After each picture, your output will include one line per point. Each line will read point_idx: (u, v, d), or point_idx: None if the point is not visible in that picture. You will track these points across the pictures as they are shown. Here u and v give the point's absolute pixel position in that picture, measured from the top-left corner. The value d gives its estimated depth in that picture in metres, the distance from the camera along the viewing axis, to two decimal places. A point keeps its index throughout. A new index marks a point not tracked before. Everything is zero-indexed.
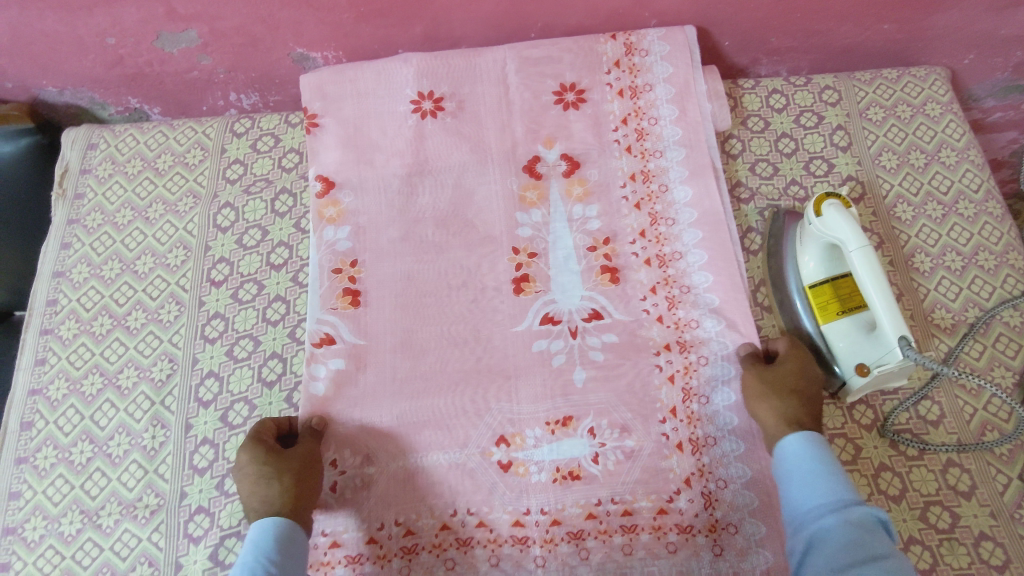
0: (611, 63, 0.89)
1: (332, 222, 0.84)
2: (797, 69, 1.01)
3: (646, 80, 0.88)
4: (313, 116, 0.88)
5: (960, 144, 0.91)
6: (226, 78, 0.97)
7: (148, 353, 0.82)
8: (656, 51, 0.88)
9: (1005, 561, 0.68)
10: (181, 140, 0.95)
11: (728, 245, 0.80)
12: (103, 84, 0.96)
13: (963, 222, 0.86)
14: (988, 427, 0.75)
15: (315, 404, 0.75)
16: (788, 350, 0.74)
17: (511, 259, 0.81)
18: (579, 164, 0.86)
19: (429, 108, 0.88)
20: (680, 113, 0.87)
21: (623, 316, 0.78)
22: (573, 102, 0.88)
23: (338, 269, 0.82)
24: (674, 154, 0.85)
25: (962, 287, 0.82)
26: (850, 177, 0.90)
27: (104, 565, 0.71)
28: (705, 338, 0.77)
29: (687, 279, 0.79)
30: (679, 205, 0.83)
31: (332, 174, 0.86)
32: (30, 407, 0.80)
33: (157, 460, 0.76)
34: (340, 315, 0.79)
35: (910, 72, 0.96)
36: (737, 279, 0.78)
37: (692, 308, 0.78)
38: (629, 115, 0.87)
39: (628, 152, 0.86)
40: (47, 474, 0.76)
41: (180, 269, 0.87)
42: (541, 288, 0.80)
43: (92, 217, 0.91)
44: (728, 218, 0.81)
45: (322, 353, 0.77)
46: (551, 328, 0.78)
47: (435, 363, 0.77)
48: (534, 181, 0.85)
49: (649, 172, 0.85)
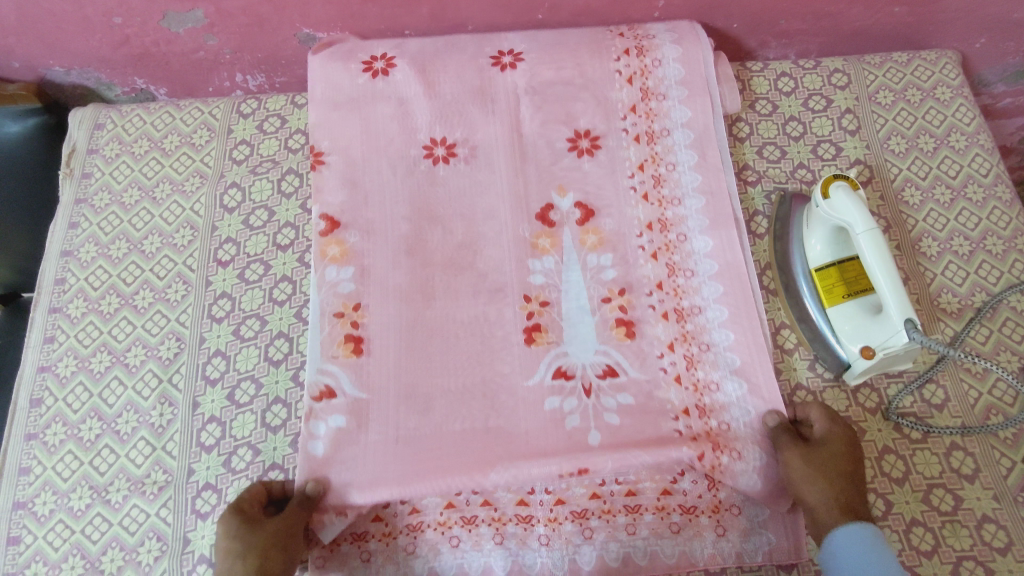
0: (626, 108, 0.86)
1: (335, 262, 0.79)
2: (806, 52, 1.00)
3: (663, 126, 0.86)
4: (319, 155, 0.84)
5: (970, 128, 0.90)
6: (232, 59, 0.96)
7: (155, 332, 0.82)
8: (674, 95, 0.87)
9: (1007, 544, 0.69)
10: (188, 120, 0.95)
11: (750, 302, 0.77)
12: (110, 64, 0.96)
13: (971, 207, 0.86)
14: (993, 411, 0.75)
15: (312, 466, 0.70)
16: (823, 421, 0.70)
17: (521, 308, 0.77)
18: (594, 213, 0.82)
19: (442, 154, 0.85)
20: (699, 159, 0.84)
21: (638, 374, 0.74)
22: (588, 149, 0.85)
23: (340, 314, 0.77)
24: (693, 202, 0.82)
25: (969, 272, 0.82)
26: (858, 161, 0.89)
27: (114, 539, 0.72)
28: (725, 402, 0.73)
29: (705, 336, 0.76)
30: (697, 256, 0.80)
31: (338, 214, 0.81)
32: (40, 384, 0.81)
33: (165, 437, 0.76)
34: (343, 365, 0.74)
35: (921, 56, 0.95)
36: (759, 338, 0.75)
37: (711, 368, 0.75)
38: (646, 162, 0.84)
39: (644, 200, 0.82)
40: (57, 450, 0.77)
41: (187, 249, 0.87)
42: (553, 339, 0.76)
43: (99, 196, 0.92)
44: (748, 271, 0.79)
45: (322, 409, 0.72)
46: (564, 383, 0.74)
47: (441, 423, 0.72)
48: (547, 230, 0.81)
49: (666, 222, 0.81)
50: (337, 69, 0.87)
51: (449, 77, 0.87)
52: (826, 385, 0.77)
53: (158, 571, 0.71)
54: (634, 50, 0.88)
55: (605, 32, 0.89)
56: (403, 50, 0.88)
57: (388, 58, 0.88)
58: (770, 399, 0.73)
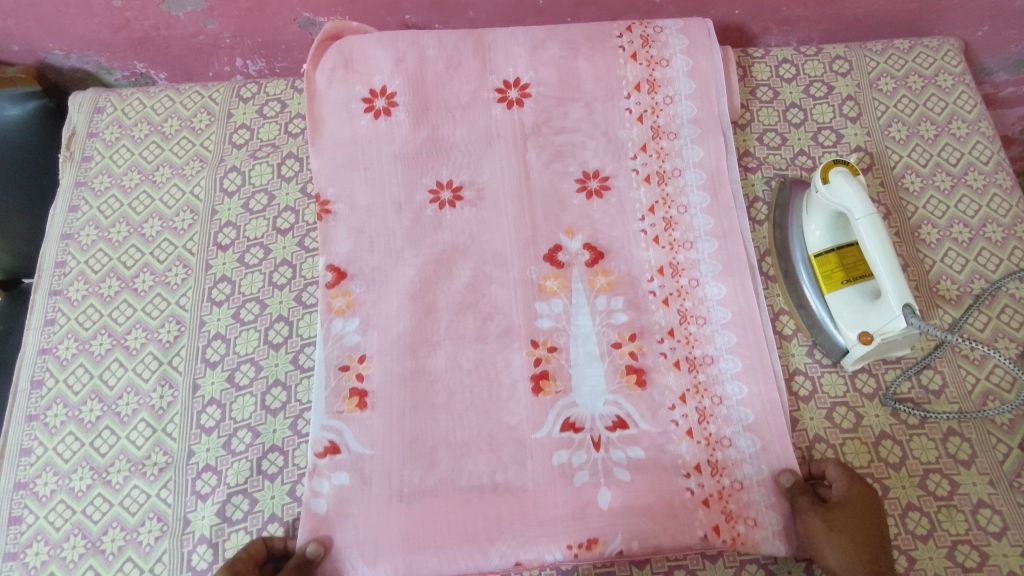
0: (637, 146, 0.85)
1: (341, 314, 0.77)
2: (808, 39, 1.00)
3: (674, 166, 0.84)
4: (325, 203, 0.82)
5: (971, 116, 0.90)
6: (232, 43, 0.96)
7: (156, 315, 0.83)
8: (686, 134, 0.85)
9: (1003, 528, 0.69)
10: (188, 104, 0.95)
11: (764, 353, 0.75)
12: (110, 48, 0.96)
13: (972, 194, 0.85)
14: (989, 397, 0.75)
15: (313, 525, 0.69)
16: (849, 489, 0.66)
17: (529, 354, 0.75)
18: (603, 255, 0.80)
19: (448, 198, 0.83)
20: (711, 200, 0.82)
21: (649, 427, 0.72)
22: (596, 191, 0.83)
23: (346, 366, 0.75)
24: (706, 246, 0.80)
25: (968, 259, 0.82)
26: (858, 148, 0.89)
27: (115, 520, 0.73)
28: (739, 459, 0.71)
29: (718, 388, 0.74)
30: (709, 303, 0.77)
31: (344, 264, 0.79)
32: (40, 366, 0.81)
33: (165, 419, 0.77)
34: (345, 420, 0.72)
35: (923, 43, 0.95)
36: (773, 393, 0.73)
37: (724, 423, 0.72)
38: (657, 204, 0.82)
39: (654, 242, 0.80)
40: (58, 431, 0.77)
41: (187, 233, 0.87)
42: (562, 388, 0.74)
43: (99, 179, 0.92)
44: (762, 318, 0.76)
45: (324, 466, 0.71)
46: (573, 436, 0.72)
47: (447, 479, 0.71)
48: (555, 270, 0.79)
49: (678, 266, 0.79)
50: (336, 98, 0.85)
51: (452, 90, 0.86)
52: (824, 370, 0.77)
53: (158, 551, 0.71)
54: (646, 85, 0.86)
55: (617, 51, 0.87)
56: (403, 72, 0.86)
57: (388, 92, 0.85)
58: (784, 456, 0.71)
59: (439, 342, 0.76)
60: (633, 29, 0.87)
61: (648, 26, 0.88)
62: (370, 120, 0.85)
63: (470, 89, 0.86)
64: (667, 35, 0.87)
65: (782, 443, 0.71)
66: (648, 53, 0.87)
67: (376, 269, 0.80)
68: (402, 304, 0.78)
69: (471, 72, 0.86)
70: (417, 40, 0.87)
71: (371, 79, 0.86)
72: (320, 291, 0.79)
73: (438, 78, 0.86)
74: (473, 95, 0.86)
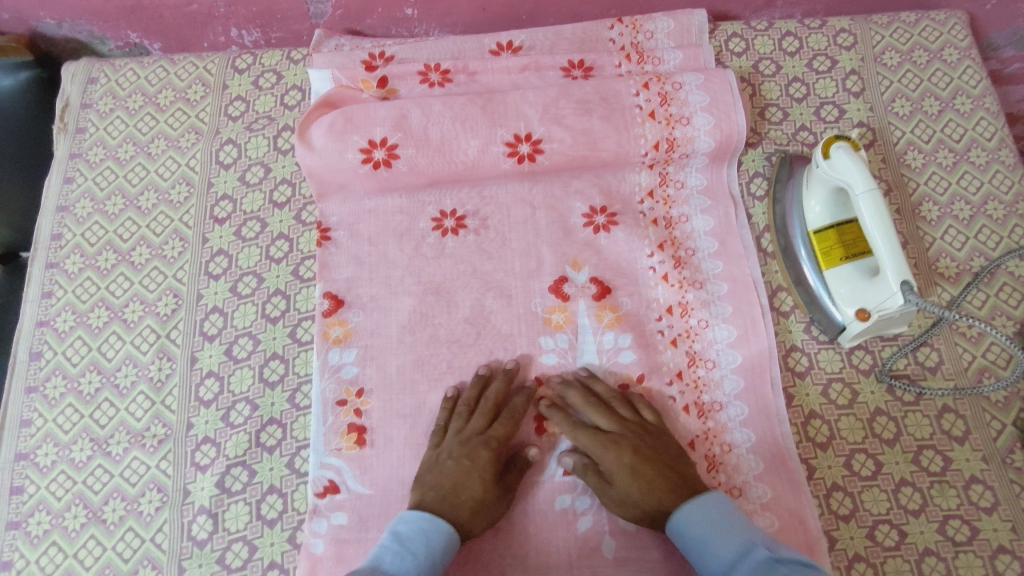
0: (643, 192, 0.84)
1: (338, 344, 0.77)
2: (813, 12, 0.98)
3: (682, 211, 0.84)
4: (326, 229, 0.82)
5: (976, 91, 0.89)
6: (226, 12, 0.95)
7: (153, 288, 0.82)
8: (693, 183, 0.85)
9: (994, 503, 0.70)
10: (182, 75, 0.94)
11: (774, 404, 0.74)
12: (102, 16, 0.95)
13: (973, 170, 0.85)
14: (985, 374, 0.75)
15: (312, 565, 0.68)
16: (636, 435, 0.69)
17: (532, 393, 0.75)
18: (611, 289, 0.79)
19: (451, 226, 0.83)
20: (719, 246, 0.82)
21: None
22: (604, 225, 0.82)
23: (343, 401, 0.74)
24: (715, 288, 0.79)
25: (969, 237, 0.81)
26: (861, 123, 0.88)
27: (115, 490, 0.73)
28: (749, 509, 0.70)
29: (727, 435, 0.73)
30: (718, 346, 0.77)
31: (342, 291, 0.79)
32: (39, 338, 0.81)
33: (164, 391, 0.77)
34: (345, 458, 0.72)
35: (929, 16, 0.93)
36: (783, 444, 0.72)
37: (735, 473, 0.72)
38: (665, 242, 0.81)
39: (664, 280, 0.80)
40: (57, 404, 0.78)
41: (183, 206, 0.87)
42: (565, 429, 0.74)
43: (94, 151, 0.91)
44: (773, 363, 0.76)
45: (325, 506, 0.70)
46: (577, 480, 0.72)
47: None
48: (561, 303, 0.79)
49: (688, 305, 0.79)
50: (329, 149, 0.80)
51: (462, 142, 0.80)
52: (820, 346, 0.78)
53: (160, 521, 0.72)
54: (665, 144, 0.81)
55: (634, 110, 0.82)
56: (405, 127, 0.80)
57: (388, 143, 0.80)
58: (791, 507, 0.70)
59: (440, 319, 0.78)
60: (651, 86, 0.82)
61: (666, 82, 0.82)
62: (368, 171, 0.80)
63: (476, 111, 0.81)
64: (687, 92, 0.82)
65: (790, 495, 0.70)
66: (668, 111, 0.81)
67: (373, 268, 0.81)
68: (404, 277, 0.80)
69: (480, 126, 0.80)
70: (423, 98, 0.82)
71: (370, 129, 0.80)
72: (316, 318, 0.78)
73: (444, 132, 0.80)
74: (481, 152, 0.81)
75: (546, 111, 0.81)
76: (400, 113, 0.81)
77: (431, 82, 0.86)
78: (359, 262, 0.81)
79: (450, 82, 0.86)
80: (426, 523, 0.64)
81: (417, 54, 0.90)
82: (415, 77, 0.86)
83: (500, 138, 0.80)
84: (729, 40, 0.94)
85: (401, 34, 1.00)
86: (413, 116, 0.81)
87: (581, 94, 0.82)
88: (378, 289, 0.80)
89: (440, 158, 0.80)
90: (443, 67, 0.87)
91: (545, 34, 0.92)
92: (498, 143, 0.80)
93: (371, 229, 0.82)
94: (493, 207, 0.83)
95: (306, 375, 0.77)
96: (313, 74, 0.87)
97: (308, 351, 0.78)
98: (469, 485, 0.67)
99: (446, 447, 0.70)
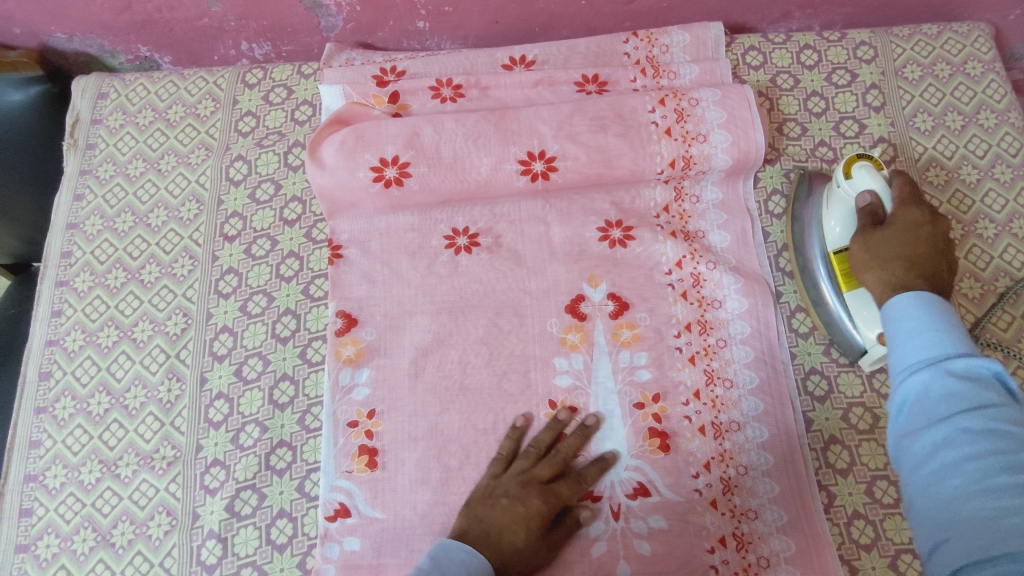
0: (659, 207, 0.83)
1: (349, 364, 0.76)
2: (831, 23, 0.96)
3: (698, 227, 0.82)
4: (336, 248, 0.81)
5: (1000, 105, 0.87)
6: (237, 26, 0.94)
7: (162, 307, 0.82)
8: (708, 198, 0.83)
9: None
10: (193, 91, 0.94)
11: (791, 423, 0.73)
12: (112, 30, 0.94)
13: (998, 187, 0.83)
14: None
15: None
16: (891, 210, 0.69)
17: (546, 415, 0.73)
18: (628, 305, 0.78)
19: (463, 244, 0.81)
20: (737, 262, 0.80)
21: (672, 495, 0.70)
22: (620, 240, 0.81)
23: (354, 422, 0.73)
24: (735, 305, 0.78)
25: (993, 256, 0.79)
26: (882, 139, 0.86)
27: (124, 513, 0.73)
28: (765, 532, 0.68)
29: (743, 457, 0.71)
30: (737, 365, 0.75)
31: (354, 311, 0.78)
32: (48, 357, 0.81)
33: (173, 413, 0.76)
34: (355, 481, 0.71)
35: (952, 28, 0.91)
36: (804, 469, 0.70)
37: (750, 495, 0.70)
38: (684, 258, 0.79)
39: (683, 298, 0.78)
40: (66, 424, 0.77)
41: (193, 224, 0.86)
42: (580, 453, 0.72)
43: (104, 167, 0.90)
44: (788, 382, 0.75)
45: (336, 530, 0.69)
46: (590, 505, 0.70)
47: None
48: (576, 323, 0.77)
49: (706, 323, 0.77)
50: (340, 168, 0.79)
51: (475, 159, 0.79)
52: (841, 369, 0.76)
53: (169, 545, 0.71)
54: (681, 162, 0.80)
55: (650, 126, 0.80)
56: (417, 145, 0.79)
57: (400, 162, 0.79)
58: (810, 530, 0.68)
59: (453, 340, 0.77)
60: (666, 103, 0.81)
61: (682, 98, 0.81)
62: (379, 190, 0.79)
63: (488, 127, 0.80)
64: (705, 109, 0.80)
65: (806, 516, 0.69)
66: (684, 128, 0.80)
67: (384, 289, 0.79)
68: (414, 297, 0.79)
69: (492, 144, 0.79)
70: (435, 115, 0.81)
71: (382, 147, 0.79)
72: (328, 337, 0.77)
73: (457, 150, 0.79)
74: (493, 170, 0.79)
75: (559, 127, 0.79)
76: (412, 130, 0.80)
77: (443, 97, 0.85)
78: (371, 280, 0.80)
79: (462, 97, 0.85)
80: (470, 559, 0.60)
81: (429, 69, 0.89)
82: (426, 94, 0.85)
83: (513, 156, 0.79)
84: (746, 53, 0.92)
85: (413, 47, 0.98)
86: (425, 133, 0.80)
87: (596, 111, 0.80)
88: (390, 308, 0.79)
89: (453, 176, 0.79)
90: (455, 82, 0.85)
91: (559, 48, 0.90)
92: (511, 161, 0.79)
93: (382, 247, 0.81)
94: (506, 225, 0.82)
95: (316, 397, 0.76)
96: (323, 90, 0.86)
97: (318, 372, 0.77)
98: (514, 529, 0.64)
99: (506, 481, 0.68)
